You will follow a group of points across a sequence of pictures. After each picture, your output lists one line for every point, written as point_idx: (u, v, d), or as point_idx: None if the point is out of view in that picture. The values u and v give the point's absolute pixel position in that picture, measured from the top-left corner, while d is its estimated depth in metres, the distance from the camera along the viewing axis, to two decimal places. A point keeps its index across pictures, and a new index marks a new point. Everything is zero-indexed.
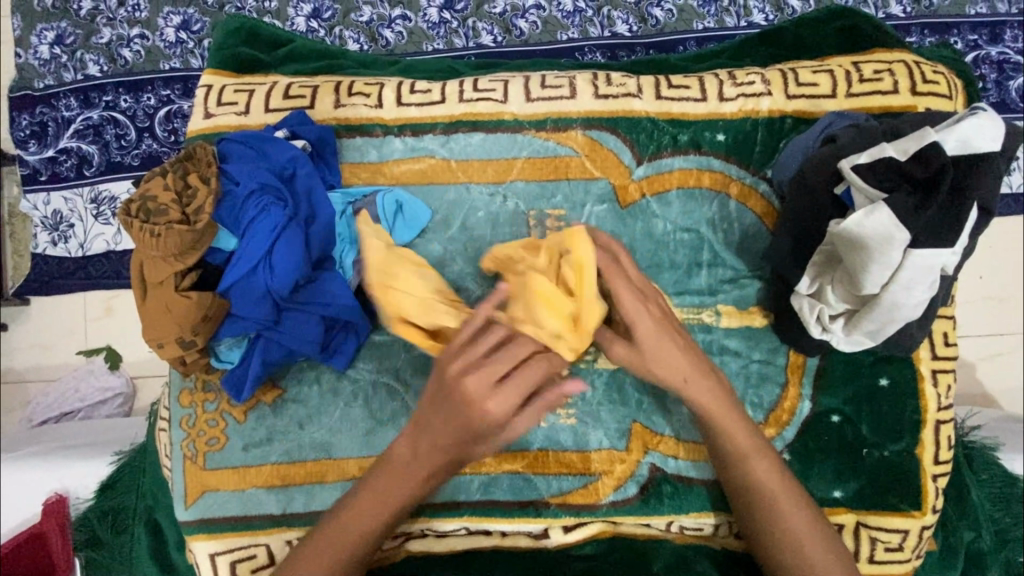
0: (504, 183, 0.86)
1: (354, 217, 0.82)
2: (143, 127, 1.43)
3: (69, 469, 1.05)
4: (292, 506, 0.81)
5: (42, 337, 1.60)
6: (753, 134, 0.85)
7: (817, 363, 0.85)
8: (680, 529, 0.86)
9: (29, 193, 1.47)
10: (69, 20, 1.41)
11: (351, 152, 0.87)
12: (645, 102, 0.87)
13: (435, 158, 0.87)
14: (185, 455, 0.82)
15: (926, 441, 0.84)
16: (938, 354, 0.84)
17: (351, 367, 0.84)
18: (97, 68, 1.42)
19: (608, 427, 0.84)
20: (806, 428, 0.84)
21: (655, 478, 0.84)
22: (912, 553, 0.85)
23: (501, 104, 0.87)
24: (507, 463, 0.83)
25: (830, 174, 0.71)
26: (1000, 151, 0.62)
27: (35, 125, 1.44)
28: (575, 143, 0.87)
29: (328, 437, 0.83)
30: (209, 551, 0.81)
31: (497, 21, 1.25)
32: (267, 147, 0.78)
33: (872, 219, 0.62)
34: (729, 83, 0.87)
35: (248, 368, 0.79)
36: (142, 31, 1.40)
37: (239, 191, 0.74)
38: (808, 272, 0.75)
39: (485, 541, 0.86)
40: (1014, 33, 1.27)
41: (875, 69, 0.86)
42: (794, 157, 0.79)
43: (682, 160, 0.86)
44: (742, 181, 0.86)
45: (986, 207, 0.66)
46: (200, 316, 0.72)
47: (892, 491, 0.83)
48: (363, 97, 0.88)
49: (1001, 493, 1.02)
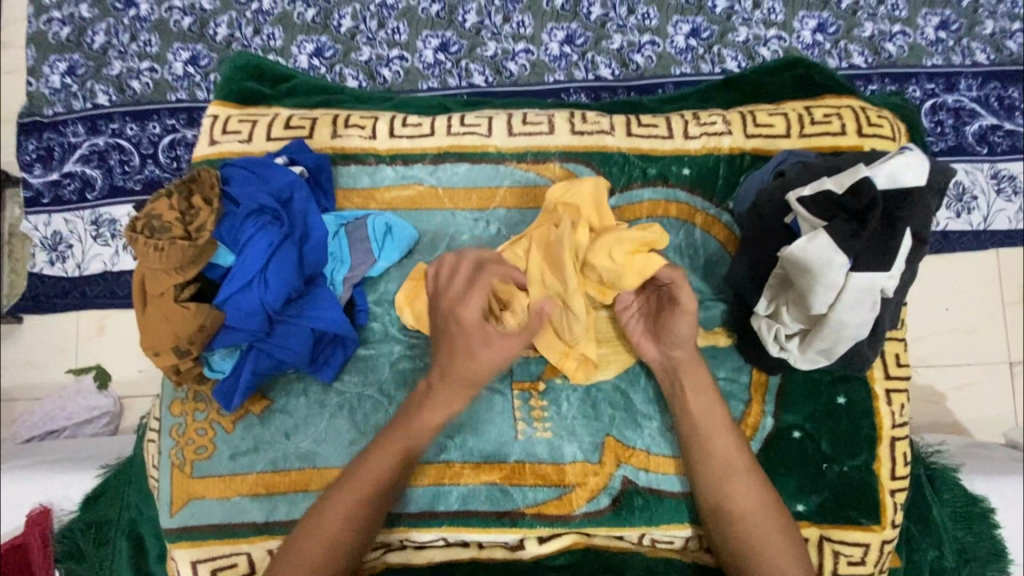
0: (488, 210, 0.93)
1: (346, 237, 0.88)
2: (147, 154, 1.50)
3: (54, 480, 1.07)
4: (275, 514, 0.84)
5: (32, 356, 1.63)
6: (716, 168, 0.93)
7: (778, 381, 0.90)
8: (652, 542, 0.89)
9: (30, 215, 1.54)
10: (81, 53, 1.51)
11: (345, 178, 0.93)
12: (617, 138, 0.95)
13: (424, 186, 0.93)
14: (173, 463, 0.85)
15: (882, 457, 0.88)
16: (891, 374, 0.90)
17: (338, 380, 0.88)
18: (105, 98, 1.51)
19: (582, 440, 0.88)
20: (769, 443, 0.89)
21: (627, 490, 0.87)
22: (875, 567, 0.89)
23: (486, 138, 0.95)
24: (485, 474, 0.87)
25: (777, 205, 0.78)
26: (926, 186, 0.70)
27: (40, 150, 1.52)
28: (553, 174, 0.94)
29: (313, 447, 0.86)
30: (190, 559, 0.83)
31: (488, 63, 1.43)
32: (267, 172, 0.84)
33: (814, 244, 0.69)
34: (694, 123, 0.95)
35: (238, 379, 0.83)
36: (151, 65, 1.49)
37: (239, 211, 0.80)
38: (765, 294, 0.81)
39: (462, 554, 0.89)
40: (967, 83, 1.42)
41: (825, 113, 0.95)
42: (751, 190, 0.87)
43: (651, 191, 0.94)
44: (707, 212, 0.93)
45: (918, 236, 0.73)
46: (196, 326, 0.76)
47: (852, 505, 0.88)
48: (358, 129, 0.95)
49: (963, 512, 1.04)
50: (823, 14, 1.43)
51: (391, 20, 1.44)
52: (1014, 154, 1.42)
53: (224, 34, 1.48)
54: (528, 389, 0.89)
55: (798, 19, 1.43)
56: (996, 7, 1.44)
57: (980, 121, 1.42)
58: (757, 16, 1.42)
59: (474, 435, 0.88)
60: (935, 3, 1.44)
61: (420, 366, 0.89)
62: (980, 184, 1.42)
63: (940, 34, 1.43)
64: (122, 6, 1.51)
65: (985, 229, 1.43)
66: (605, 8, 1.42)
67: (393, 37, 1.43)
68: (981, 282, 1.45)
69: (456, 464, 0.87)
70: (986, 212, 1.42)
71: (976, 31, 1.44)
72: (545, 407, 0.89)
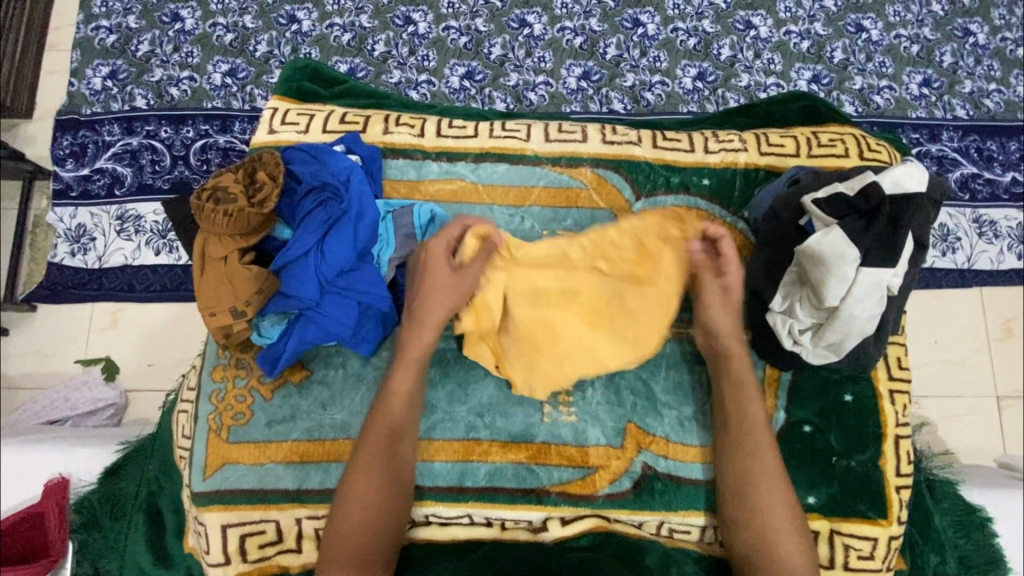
0: (523, 207, 1.01)
1: (392, 223, 0.93)
2: (178, 156, 1.55)
3: (70, 457, 1.06)
4: (307, 482, 0.86)
5: (41, 346, 1.55)
6: (733, 181, 1.02)
7: (790, 378, 0.96)
8: (669, 531, 0.91)
9: (56, 207, 1.56)
10: (125, 59, 1.60)
11: (393, 171, 1.01)
12: (644, 149, 1.04)
13: (465, 181, 1.01)
14: (210, 428, 0.88)
15: (888, 453, 0.94)
16: (893, 375, 0.96)
17: (375, 355, 0.92)
18: (144, 101, 1.58)
19: (605, 425, 0.92)
20: (782, 436, 0.94)
21: (647, 475, 0.91)
22: (883, 564, 0.92)
23: (524, 142, 1.04)
24: (512, 453, 0.90)
25: (791, 207, 0.87)
26: (926, 192, 0.79)
27: (74, 145, 1.57)
28: (585, 177, 1.02)
29: (347, 419, 0.89)
30: (220, 523, 0.85)
31: (510, 92, 1.54)
32: (326, 157, 0.89)
33: (828, 239, 0.77)
34: (713, 140, 1.05)
35: (285, 346, 0.87)
36: (191, 74, 1.58)
37: (302, 189, 0.87)
38: (779, 291, 0.89)
39: (485, 534, 0.91)
40: (949, 135, 1.56)
41: (831, 138, 1.05)
42: (765, 198, 0.95)
43: (673, 198, 1.02)
44: (724, 219, 1.01)
45: (920, 239, 0.81)
46: (255, 288, 0.82)
47: (860, 499, 0.92)
48: (408, 128, 1.03)
49: (962, 520, 1.09)
50: (817, 67, 1.59)
51: (421, 48, 1.57)
52: (994, 202, 1.55)
53: (263, 50, 1.59)
54: None
55: (795, 69, 1.58)
56: (971, 70, 1.61)
57: (962, 169, 1.56)
58: (758, 64, 1.57)
59: (503, 416, 0.91)
60: (917, 63, 1.61)
61: (454, 347, 0.94)
62: (964, 227, 1.54)
63: (923, 90, 1.59)
64: (169, 19, 1.61)
65: (970, 267, 1.54)
66: (620, 49, 1.57)
67: (422, 63, 1.56)
68: (968, 318, 1.53)
69: (484, 442, 0.90)
70: (968, 253, 1.53)
71: (956, 89, 1.60)
72: (570, 391, 0.93)
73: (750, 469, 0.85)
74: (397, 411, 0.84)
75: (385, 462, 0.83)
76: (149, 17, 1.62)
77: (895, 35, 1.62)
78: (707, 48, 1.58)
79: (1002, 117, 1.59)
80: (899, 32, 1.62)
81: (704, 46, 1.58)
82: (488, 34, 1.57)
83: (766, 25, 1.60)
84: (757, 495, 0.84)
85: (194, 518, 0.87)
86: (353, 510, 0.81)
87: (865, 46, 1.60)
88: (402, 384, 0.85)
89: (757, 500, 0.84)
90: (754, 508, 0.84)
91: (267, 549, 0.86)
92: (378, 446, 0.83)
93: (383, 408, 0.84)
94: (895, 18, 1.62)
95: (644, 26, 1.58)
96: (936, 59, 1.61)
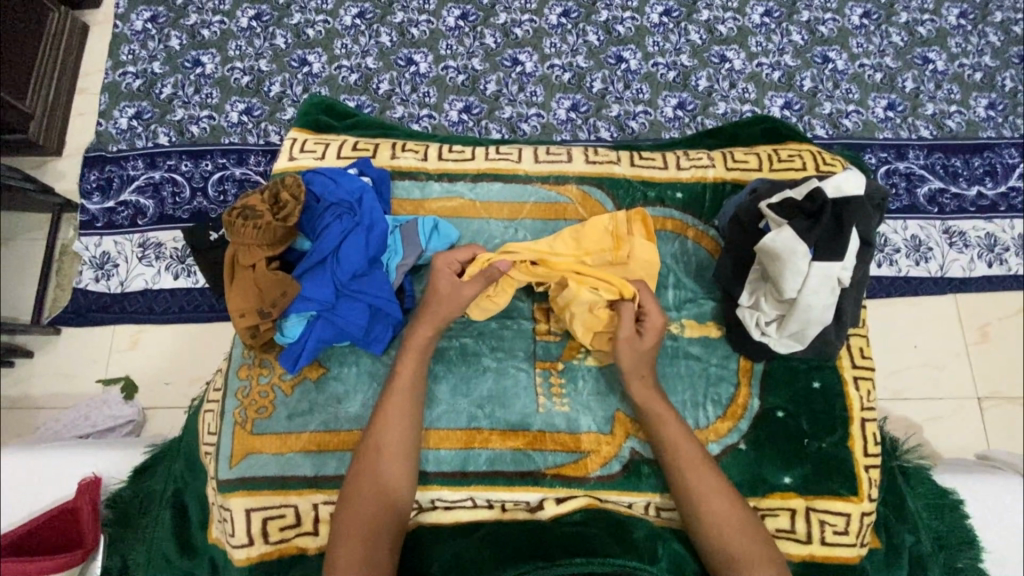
0: (516, 220, 1.12)
1: (401, 235, 1.05)
2: (197, 187, 1.68)
3: (101, 459, 1.15)
4: (324, 469, 0.95)
5: (66, 366, 1.64)
6: (703, 193, 1.14)
7: (762, 368, 1.05)
8: (656, 511, 0.99)
9: (83, 236, 1.69)
10: (150, 101, 1.75)
11: (399, 191, 1.13)
12: (623, 167, 1.16)
13: (463, 199, 1.13)
14: (236, 421, 0.97)
15: (855, 435, 1.02)
16: (857, 363, 1.06)
17: (385, 354, 1.02)
18: (167, 139, 1.73)
19: (595, 413, 1.01)
20: (757, 421, 1.03)
21: (635, 459, 0.99)
22: (857, 539, 0.99)
23: (516, 163, 1.16)
24: (510, 440, 0.98)
25: (752, 213, 0.98)
26: (865, 194, 0.90)
27: (101, 180, 1.71)
28: (571, 193, 1.14)
29: (360, 411, 0.98)
30: (244, 507, 0.93)
31: (505, 123, 1.69)
32: (342, 178, 1.01)
33: (780, 236, 0.88)
34: (684, 158, 1.18)
35: (304, 343, 0.96)
36: (211, 113, 1.73)
37: (320, 206, 0.98)
38: (746, 288, 1.00)
39: (486, 514, 0.98)
40: (914, 154, 1.70)
41: (790, 154, 1.17)
42: (730, 208, 1.08)
43: (651, 210, 1.14)
44: (697, 227, 1.13)
45: (865, 237, 0.92)
46: (279, 292, 0.93)
47: (832, 477, 1.00)
48: (412, 153, 1.16)
49: (936, 503, 1.16)
50: (788, 94, 1.74)
51: (423, 85, 1.72)
52: (961, 214, 1.67)
53: (278, 90, 1.74)
54: (549, 368, 1.03)
55: (768, 97, 1.73)
56: (931, 94, 1.76)
57: (929, 184, 1.68)
58: (733, 93, 1.72)
59: (502, 407, 1.00)
60: (880, 89, 1.75)
61: (456, 345, 1.03)
62: (933, 237, 1.65)
63: (888, 113, 1.73)
64: (191, 65, 1.78)
65: (942, 275, 1.64)
66: (605, 83, 1.72)
67: (424, 99, 1.71)
68: (943, 323, 1.62)
69: (485, 431, 0.99)
70: (939, 261, 1.63)
71: (918, 111, 1.74)
72: (563, 384, 1.02)
73: (714, 491, 0.90)
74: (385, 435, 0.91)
75: (382, 490, 0.88)
76: (173, 63, 1.78)
77: (859, 64, 1.77)
78: (686, 79, 1.73)
79: (963, 136, 1.73)
80: (861, 62, 1.77)
81: (683, 78, 1.73)
82: (485, 72, 1.73)
83: (739, 58, 1.76)
84: (726, 517, 0.88)
85: (220, 506, 0.95)
86: (353, 544, 0.84)
87: (831, 75, 1.76)
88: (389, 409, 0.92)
89: (728, 519, 0.88)
90: (729, 530, 0.88)
91: (286, 532, 0.94)
92: (374, 478, 0.89)
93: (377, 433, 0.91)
94: (859, 49, 1.78)
95: (627, 62, 1.74)
96: (898, 85, 1.76)
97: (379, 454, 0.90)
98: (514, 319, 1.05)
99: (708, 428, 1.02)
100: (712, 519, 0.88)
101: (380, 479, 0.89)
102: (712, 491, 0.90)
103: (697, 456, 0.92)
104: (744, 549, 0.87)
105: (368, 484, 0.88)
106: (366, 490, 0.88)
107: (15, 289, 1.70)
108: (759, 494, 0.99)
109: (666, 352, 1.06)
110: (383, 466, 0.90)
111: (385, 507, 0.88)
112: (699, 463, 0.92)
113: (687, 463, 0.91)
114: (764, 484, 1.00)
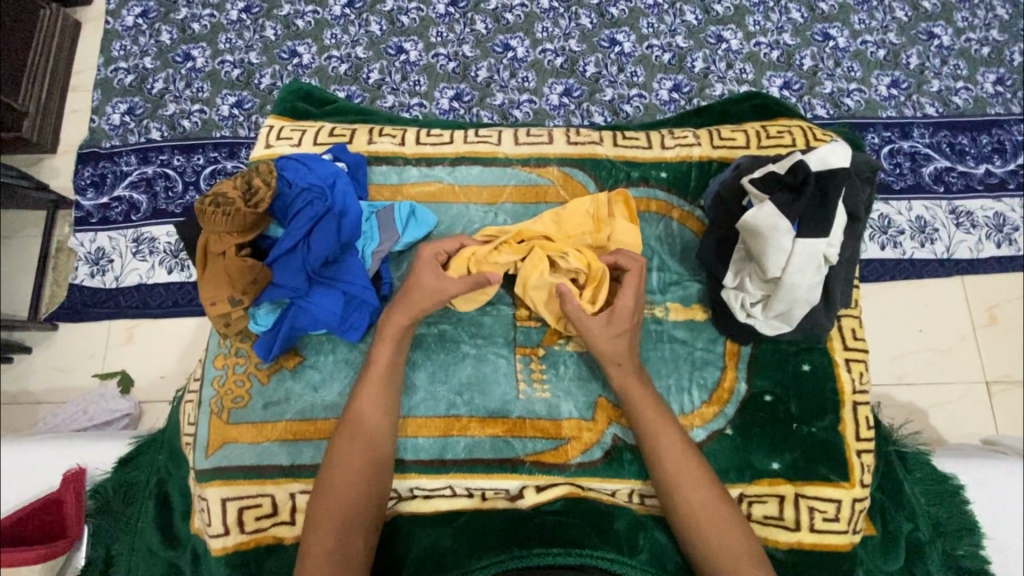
0: (496, 204, 1.10)
1: (377, 221, 1.03)
2: (189, 181, 1.68)
3: (89, 451, 1.15)
4: (300, 458, 0.94)
5: (64, 361, 1.65)
6: (688, 172, 1.11)
7: (750, 351, 1.02)
8: (640, 498, 0.96)
9: (78, 233, 1.69)
10: (141, 96, 1.75)
11: (377, 177, 1.11)
12: (606, 147, 1.13)
13: (442, 183, 1.10)
14: (213, 411, 0.96)
15: (846, 419, 0.99)
16: (849, 345, 1.02)
17: (362, 341, 1.00)
18: (158, 133, 1.72)
19: (576, 399, 0.99)
20: (744, 406, 1.00)
21: (617, 445, 0.97)
22: (848, 526, 0.96)
23: (496, 146, 1.13)
24: (489, 427, 0.97)
25: (735, 190, 0.95)
26: (851, 167, 0.86)
27: (94, 176, 1.71)
28: (552, 175, 1.11)
29: (336, 399, 0.97)
30: (220, 497, 0.92)
31: (497, 110, 1.66)
32: (315, 164, 1.00)
33: (762, 212, 0.84)
34: (669, 137, 1.14)
35: (277, 332, 0.96)
36: (201, 107, 1.72)
37: (291, 191, 0.96)
38: (731, 269, 0.96)
39: (465, 503, 0.96)
40: (919, 132, 1.64)
41: (779, 130, 1.13)
42: (714, 186, 1.04)
43: (634, 190, 1.11)
44: (682, 208, 1.10)
45: (852, 212, 0.89)
46: (250, 279, 0.92)
47: (822, 463, 0.97)
48: (391, 138, 1.14)
49: (934, 489, 1.13)
50: (787, 74, 1.68)
51: (414, 74, 1.70)
52: (968, 193, 1.61)
53: (267, 83, 1.73)
54: (529, 354, 1.00)
55: (766, 77, 1.68)
56: (938, 70, 1.69)
57: (935, 163, 1.63)
58: (731, 74, 1.68)
59: (481, 394, 0.98)
60: (884, 66, 1.69)
61: (435, 332, 1.01)
62: (938, 218, 1.60)
63: (892, 91, 1.68)
64: (181, 59, 1.77)
65: (948, 257, 1.58)
66: (599, 67, 1.68)
67: (414, 88, 1.68)
68: (948, 305, 1.57)
69: (463, 418, 0.97)
70: (945, 242, 1.58)
71: (924, 88, 1.68)
72: (544, 369, 1.00)
73: (698, 483, 0.87)
74: (364, 423, 0.90)
75: (357, 485, 0.86)
76: (163, 57, 1.77)
77: (862, 41, 1.71)
78: (681, 61, 1.69)
79: (971, 112, 1.66)
80: (864, 39, 1.71)
81: (678, 60, 1.69)
82: (475, 58, 1.70)
83: (737, 38, 1.70)
84: (710, 510, 0.86)
85: (198, 496, 0.95)
86: (327, 532, 0.82)
87: (832, 53, 1.70)
88: (369, 396, 0.91)
89: (712, 513, 0.85)
90: (713, 520, 0.85)
91: (264, 522, 0.93)
92: (349, 472, 0.87)
93: (355, 421, 0.90)
94: (861, 26, 1.72)
95: (621, 45, 1.70)
96: (903, 61, 1.70)
97: (354, 449, 0.88)
98: (494, 305, 1.03)
99: (693, 413, 0.99)
100: (697, 510, 0.86)
101: (354, 474, 0.87)
102: (696, 483, 0.87)
103: (681, 447, 0.89)
104: (729, 543, 0.84)
105: (343, 479, 0.86)
106: (340, 485, 0.86)
107: (12, 286, 1.71)
108: (745, 480, 0.97)
109: (650, 336, 1.03)
110: (358, 460, 0.88)
111: (360, 502, 0.86)
112: (682, 455, 0.89)
113: (673, 449, 0.89)
114: (751, 470, 0.97)
